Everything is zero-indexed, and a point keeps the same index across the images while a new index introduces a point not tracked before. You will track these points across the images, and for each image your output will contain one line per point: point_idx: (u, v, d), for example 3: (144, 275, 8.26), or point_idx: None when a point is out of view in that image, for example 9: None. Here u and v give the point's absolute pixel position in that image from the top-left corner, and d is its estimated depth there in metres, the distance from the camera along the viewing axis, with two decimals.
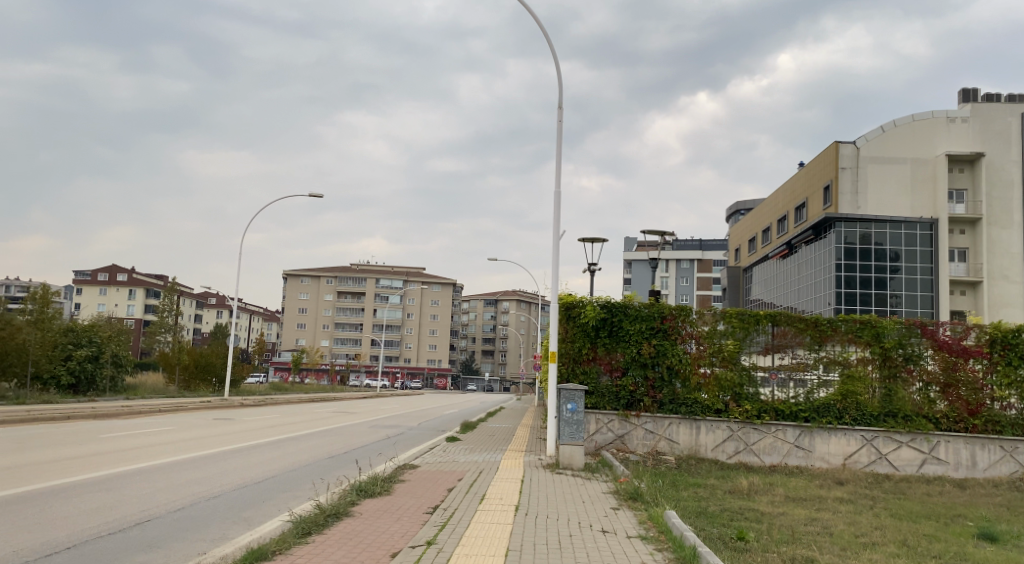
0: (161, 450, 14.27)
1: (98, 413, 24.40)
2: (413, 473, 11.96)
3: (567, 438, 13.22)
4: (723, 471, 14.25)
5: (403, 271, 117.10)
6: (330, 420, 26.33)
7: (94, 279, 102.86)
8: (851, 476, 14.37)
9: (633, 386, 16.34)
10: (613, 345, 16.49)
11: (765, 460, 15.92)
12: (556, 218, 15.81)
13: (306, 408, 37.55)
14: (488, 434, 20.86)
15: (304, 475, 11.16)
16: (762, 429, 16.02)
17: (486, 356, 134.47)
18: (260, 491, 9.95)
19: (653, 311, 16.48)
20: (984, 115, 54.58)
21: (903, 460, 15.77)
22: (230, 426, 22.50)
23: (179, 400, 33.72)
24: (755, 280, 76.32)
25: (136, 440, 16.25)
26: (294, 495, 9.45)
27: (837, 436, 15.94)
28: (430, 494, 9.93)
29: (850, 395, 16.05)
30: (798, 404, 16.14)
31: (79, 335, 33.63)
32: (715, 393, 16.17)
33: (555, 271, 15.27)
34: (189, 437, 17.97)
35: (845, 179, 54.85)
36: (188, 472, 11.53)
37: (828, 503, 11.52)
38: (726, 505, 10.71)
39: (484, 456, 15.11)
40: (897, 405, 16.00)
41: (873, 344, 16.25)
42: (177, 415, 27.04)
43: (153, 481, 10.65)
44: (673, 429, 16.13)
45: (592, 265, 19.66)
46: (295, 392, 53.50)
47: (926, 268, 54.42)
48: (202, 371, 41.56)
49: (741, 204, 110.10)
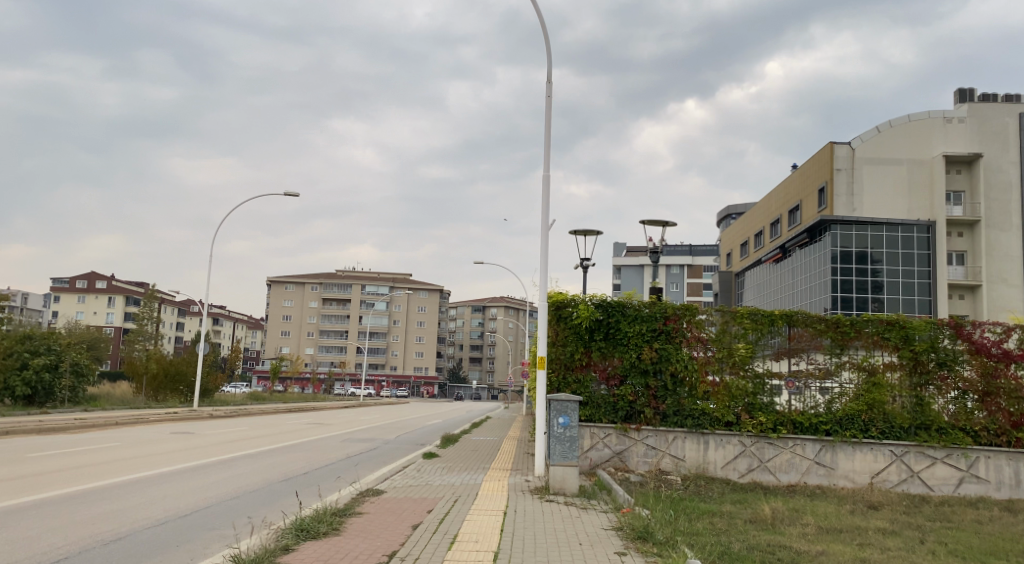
0: (88, 473, 12.26)
1: (43, 427, 22.22)
2: (374, 503, 9.96)
3: (558, 458, 11.26)
4: (738, 495, 12.32)
5: (390, 277, 115.05)
6: (301, 434, 24.21)
7: (73, 286, 100.07)
8: (885, 499, 12.45)
9: (632, 395, 14.48)
10: (610, 350, 14.61)
11: (781, 479, 14.06)
12: (545, 207, 13.92)
13: (282, 419, 35.39)
14: (471, 449, 18.92)
15: (237, 506, 9.19)
16: (778, 443, 14.17)
17: (474, 364, 132.34)
18: (176, 531, 7.96)
19: (655, 311, 14.61)
20: (981, 116, 53.16)
21: (937, 479, 13.93)
22: (191, 441, 20.38)
23: (143, 411, 31.41)
24: (747, 285, 74.69)
25: (65, 459, 14.16)
26: (214, 538, 7.50)
27: (863, 451, 14.10)
28: (390, 535, 8.00)
29: (875, 405, 14.23)
30: (818, 415, 14.29)
31: (36, 343, 31.38)
32: (725, 403, 14.30)
33: (545, 267, 13.36)
34: (134, 454, 15.92)
35: (840, 181, 53.25)
36: (99, 504, 9.48)
37: (870, 536, 9.61)
38: (751, 542, 8.83)
39: (463, 478, 13.12)
40: (929, 416, 14.18)
41: (902, 349, 14.47)
42: (135, 428, 24.82)
43: (51, 516, 8.70)
44: (678, 445, 14.27)
45: (585, 260, 17.73)
46: (273, 401, 51.41)
47: (924, 272, 53.01)
48: (172, 381, 39.16)
49: (732, 208, 109.05)
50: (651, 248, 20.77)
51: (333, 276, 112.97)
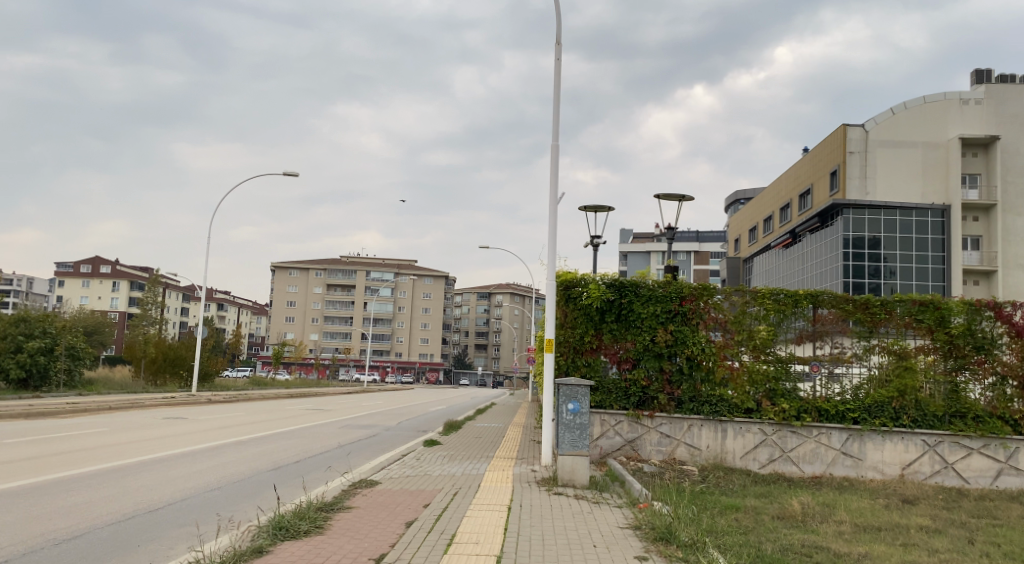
0: (58, 462, 11.35)
1: (32, 411, 21.40)
2: (365, 496, 9.04)
3: (567, 446, 10.35)
4: (761, 487, 11.38)
5: (394, 263, 114.21)
6: (298, 420, 23.30)
7: (77, 270, 99.49)
8: (919, 493, 11.54)
9: (645, 380, 13.57)
10: (622, 333, 13.69)
11: (805, 470, 13.13)
12: (554, 181, 12.95)
13: (281, 404, 34.62)
14: (474, 436, 18.01)
15: (212, 500, 8.31)
16: (802, 432, 13.22)
17: (479, 350, 131.86)
18: (140, 528, 7.09)
19: (670, 291, 13.66)
20: (999, 97, 51.81)
21: (973, 471, 13.02)
22: (182, 426, 19.53)
23: (140, 396, 30.62)
24: (755, 271, 73.61)
25: (39, 446, 13.22)
26: (178, 539, 6.62)
27: (894, 441, 13.13)
28: (378, 534, 7.13)
29: (907, 392, 13.27)
30: (844, 402, 13.34)
31: (31, 326, 30.51)
32: (744, 389, 13.36)
33: (553, 242, 12.45)
34: (118, 439, 15.07)
35: (853, 164, 52.05)
36: (62, 498, 8.58)
37: (914, 536, 8.66)
38: (784, 542, 7.92)
39: (464, 467, 12.22)
40: (964, 404, 13.25)
41: (937, 332, 13.49)
42: (129, 412, 23.97)
43: (4, 512, 7.79)
44: (695, 433, 13.35)
45: (595, 238, 16.77)
46: (275, 386, 50.69)
47: (938, 257, 51.84)
48: (171, 365, 38.25)
49: (740, 194, 107.82)
50: (660, 232, 19.72)
51: (337, 262, 112.24)
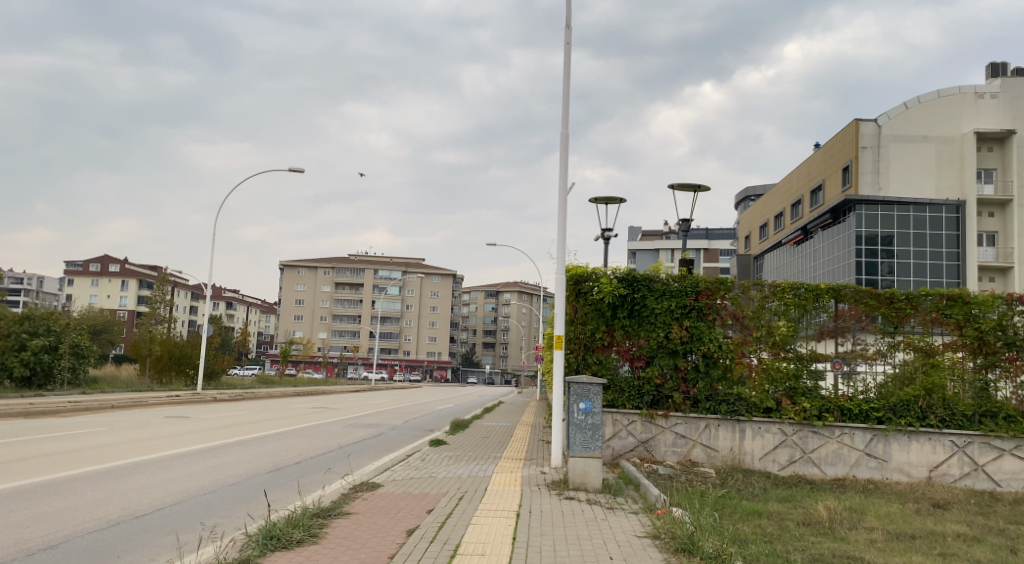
0: (46, 463, 10.91)
1: (32, 410, 21.04)
2: (366, 500, 8.52)
3: (578, 447, 9.83)
4: (784, 491, 10.80)
5: (402, 262, 113.88)
6: (301, 419, 22.79)
7: (87, 269, 99.59)
8: (951, 496, 10.92)
9: (659, 379, 13.00)
10: (635, 329, 13.13)
11: (827, 472, 12.55)
12: (562, 170, 12.37)
13: (287, 403, 34.30)
14: (481, 436, 17.46)
15: (200, 505, 7.85)
16: (824, 432, 12.64)
17: (487, 349, 131.48)
18: (121, 537, 6.62)
19: (685, 285, 13.12)
20: (1016, 90, 50.90)
21: (1006, 474, 12.39)
22: (184, 426, 19.14)
23: (143, 394, 30.25)
24: (766, 268, 72.82)
25: (32, 445, 12.82)
26: (157, 551, 6.13)
27: (921, 441, 12.54)
28: (376, 543, 6.59)
29: (934, 390, 12.67)
30: (869, 401, 12.76)
31: (35, 324, 30.21)
32: (764, 388, 12.80)
33: (563, 235, 11.91)
34: (115, 439, 14.64)
35: (866, 159, 51.21)
36: (43, 503, 8.09)
37: (952, 545, 8.07)
38: (812, 552, 7.38)
39: (471, 468, 11.70)
40: (995, 403, 12.62)
41: (965, 328, 12.88)
42: (132, 411, 23.57)
43: None
44: (711, 434, 12.81)
45: (606, 231, 16.20)
46: (283, 385, 50.41)
47: (952, 254, 51.06)
48: (176, 362, 37.88)
49: (751, 191, 106.95)
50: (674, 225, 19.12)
51: (345, 260, 112.04)
